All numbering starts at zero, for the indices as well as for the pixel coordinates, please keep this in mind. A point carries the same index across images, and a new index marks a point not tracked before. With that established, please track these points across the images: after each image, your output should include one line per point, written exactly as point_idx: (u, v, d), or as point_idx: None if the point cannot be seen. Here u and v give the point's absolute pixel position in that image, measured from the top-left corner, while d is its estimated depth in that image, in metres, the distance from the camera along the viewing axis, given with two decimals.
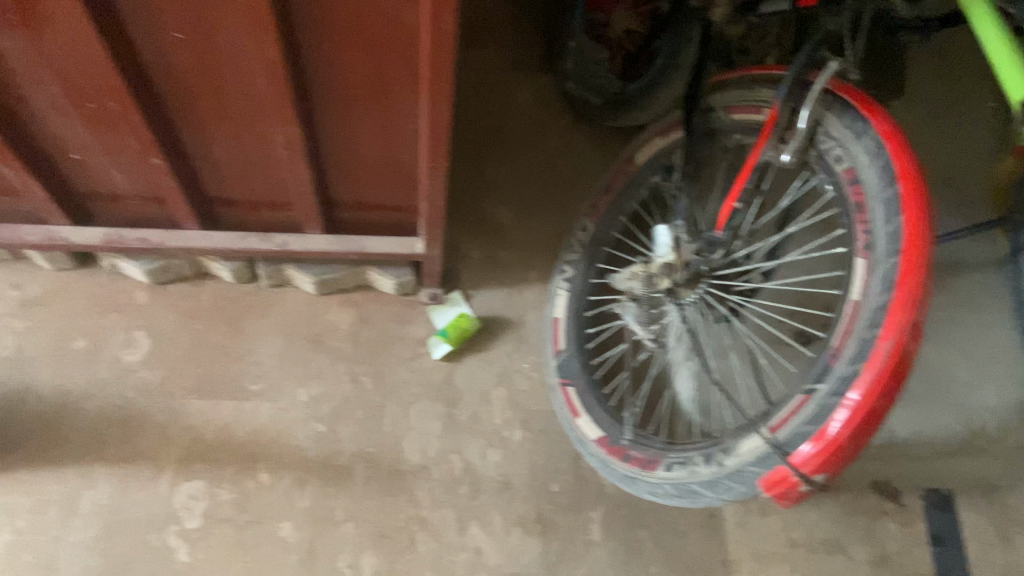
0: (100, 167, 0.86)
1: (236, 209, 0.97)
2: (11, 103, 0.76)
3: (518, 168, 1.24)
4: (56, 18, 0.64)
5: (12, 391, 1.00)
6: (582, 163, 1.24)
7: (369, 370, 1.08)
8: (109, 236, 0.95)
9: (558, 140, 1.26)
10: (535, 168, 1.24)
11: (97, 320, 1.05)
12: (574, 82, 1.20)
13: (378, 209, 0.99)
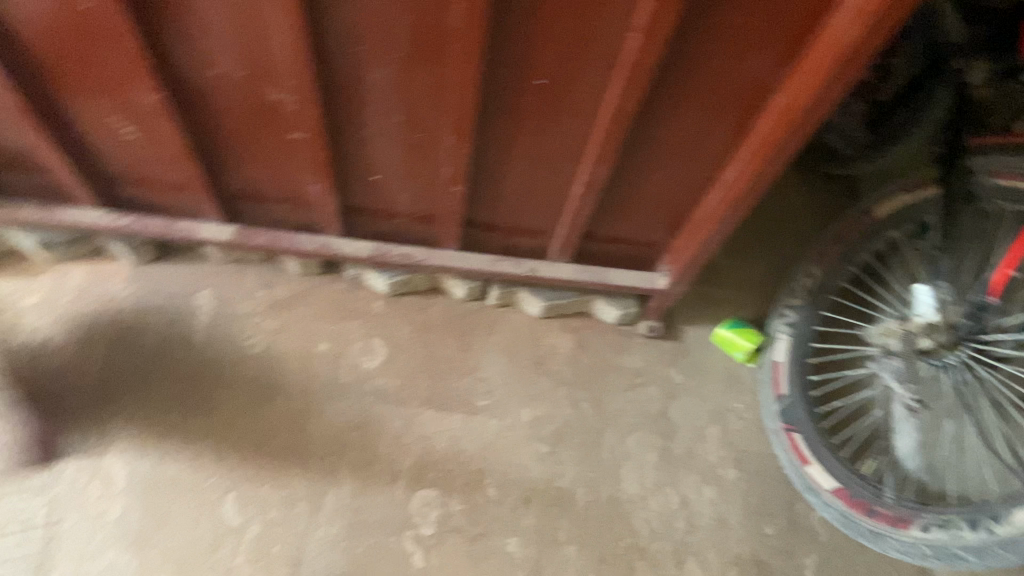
0: (394, 188, 0.91)
1: (495, 234, 1.01)
2: (348, 128, 0.80)
3: (760, 213, 1.27)
4: (442, 58, 0.68)
5: (263, 387, 1.05)
6: (819, 207, 1.28)
7: (589, 396, 1.10)
8: (374, 250, 1.01)
9: (790, 187, 1.29)
10: (772, 213, 1.27)
11: (339, 325, 1.10)
12: (833, 135, 1.22)
13: (622, 242, 1.01)
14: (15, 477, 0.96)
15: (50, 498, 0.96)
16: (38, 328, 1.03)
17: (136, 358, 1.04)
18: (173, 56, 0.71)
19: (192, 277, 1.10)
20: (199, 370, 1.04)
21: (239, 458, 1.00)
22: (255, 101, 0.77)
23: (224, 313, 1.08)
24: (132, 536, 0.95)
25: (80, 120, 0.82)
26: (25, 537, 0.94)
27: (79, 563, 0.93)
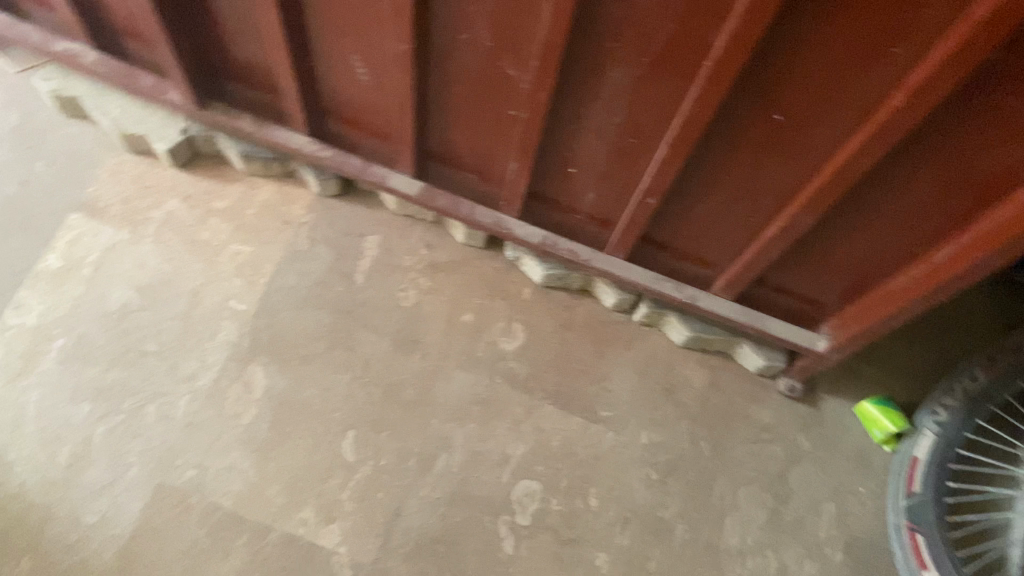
0: (586, 185, 0.92)
1: (666, 253, 1.00)
2: (566, 118, 0.82)
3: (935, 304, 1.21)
4: (689, 71, 0.69)
5: (405, 340, 1.08)
6: (1000, 315, 1.21)
7: (710, 437, 1.08)
8: (544, 239, 1.02)
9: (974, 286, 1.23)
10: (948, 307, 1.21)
11: (487, 301, 1.13)
12: None
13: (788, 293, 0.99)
14: (168, 361, 1.02)
15: (193, 388, 1.01)
16: (220, 231, 1.10)
17: (298, 281, 1.09)
18: (432, 12, 0.74)
19: (364, 220, 1.14)
20: (351, 308, 1.09)
21: (367, 400, 1.04)
22: (490, 70, 0.79)
23: (384, 262, 1.12)
24: (255, 443, 1.00)
25: (321, 49, 0.87)
26: (164, 417, 1.00)
27: (205, 454, 0.99)
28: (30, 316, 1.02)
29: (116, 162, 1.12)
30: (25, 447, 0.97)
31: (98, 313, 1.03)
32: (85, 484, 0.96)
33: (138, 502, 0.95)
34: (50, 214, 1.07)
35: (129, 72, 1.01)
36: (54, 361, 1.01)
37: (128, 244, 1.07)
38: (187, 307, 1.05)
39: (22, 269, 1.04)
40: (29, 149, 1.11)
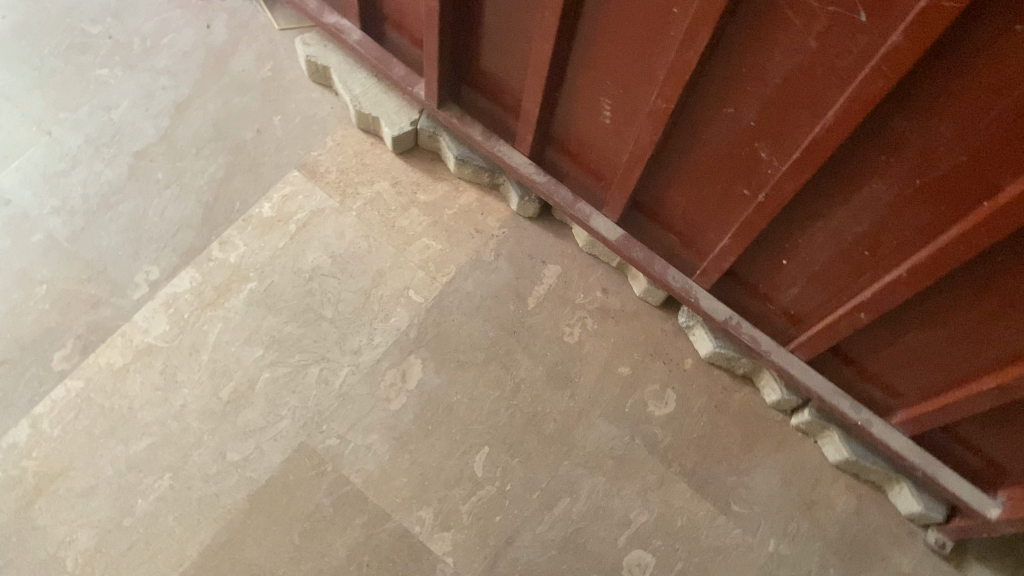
0: (793, 281, 0.90)
1: (851, 368, 0.96)
2: (803, 212, 0.80)
3: None
4: (963, 206, 0.66)
5: (558, 374, 1.09)
6: None
7: (840, 567, 1.02)
8: (729, 319, 1.00)
9: None
10: None
11: (647, 360, 1.11)
12: None
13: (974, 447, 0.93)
14: (340, 330, 1.07)
15: (356, 362, 1.06)
16: (417, 222, 1.14)
17: (474, 289, 1.11)
18: (707, 80, 0.74)
19: (550, 247, 1.15)
20: (516, 328, 1.10)
21: (509, 422, 1.05)
22: (740, 149, 0.78)
23: (558, 294, 1.13)
24: (397, 432, 1.03)
25: (575, 85, 0.89)
26: (323, 381, 1.04)
27: (349, 428, 1.02)
28: (233, 253, 1.10)
29: (342, 133, 1.18)
30: (197, 372, 1.03)
31: (291, 268, 1.10)
32: (238, 423, 1.01)
33: (279, 454, 1.00)
34: (273, 165, 1.15)
35: (385, 57, 1.07)
36: (242, 301, 1.07)
37: (333, 212, 1.13)
38: (370, 285, 1.10)
39: (237, 209, 1.12)
40: (272, 102, 1.19)
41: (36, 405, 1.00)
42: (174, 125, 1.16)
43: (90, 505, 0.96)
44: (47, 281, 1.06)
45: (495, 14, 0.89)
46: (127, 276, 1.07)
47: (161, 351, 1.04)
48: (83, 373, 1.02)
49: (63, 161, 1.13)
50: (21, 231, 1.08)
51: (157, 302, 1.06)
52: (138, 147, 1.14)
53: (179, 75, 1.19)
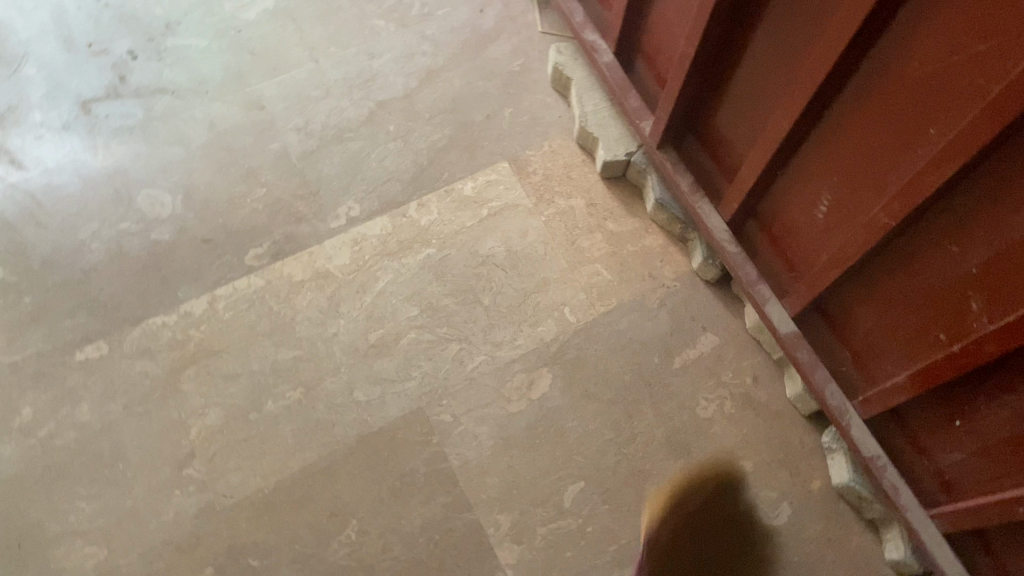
0: (960, 445, 0.81)
1: (992, 564, 0.85)
2: (996, 378, 0.72)
3: None
4: None
5: (677, 442, 1.06)
6: None
7: None
8: (876, 457, 0.92)
9: None
10: None
11: (773, 464, 1.05)
12: None
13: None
14: (491, 320, 1.11)
15: (493, 354, 1.09)
16: (597, 247, 1.16)
17: (626, 329, 1.11)
18: (939, 209, 0.69)
19: (716, 317, 1.13)
20: (652, 382, 1.09)
21: (612, 467, 1.04)
22: (949, 292, 0.72)
23: (705, 364, 1.10)
24: (505, 433, 1.05)
25: (801, 169, 0.86)
26: (458, 360, 1.09)
27: (465, 411, 1.06)
28: (424, 217, 1.17)
29: (559, 142, 1.22)
30: (356, 309, 1.11)
31: (469, 248, 1.15)
32: (373, 368, 1.08)
33: (397, 409, 1.06)
34: (489, 152, 1.21)
35: (625, 85, 1.11)
36: (417, 262, 1.14)
37: (524, 211, 1.18)
38: (532, 289, 1.13)
39: (443, 180, 1.19)
40: (510, 94, 1.25)
41: (220, 286, 1.12)
42: (419, 88, 1.25)
43: (229, 389, 1.07)
44: (267, 187, 1.18)
45: (747, 79, 0.88)
46: (331, 205, 1.17)
47: (334, 280, 1.13)
48: (266, 275, 1.13)
49: (318, 88, 1.24)
50: (264, 135, 1.21)
51: (347, 237, 1.15)
52: (383, 97, 1.24)
53: (440, 46, 1.28)
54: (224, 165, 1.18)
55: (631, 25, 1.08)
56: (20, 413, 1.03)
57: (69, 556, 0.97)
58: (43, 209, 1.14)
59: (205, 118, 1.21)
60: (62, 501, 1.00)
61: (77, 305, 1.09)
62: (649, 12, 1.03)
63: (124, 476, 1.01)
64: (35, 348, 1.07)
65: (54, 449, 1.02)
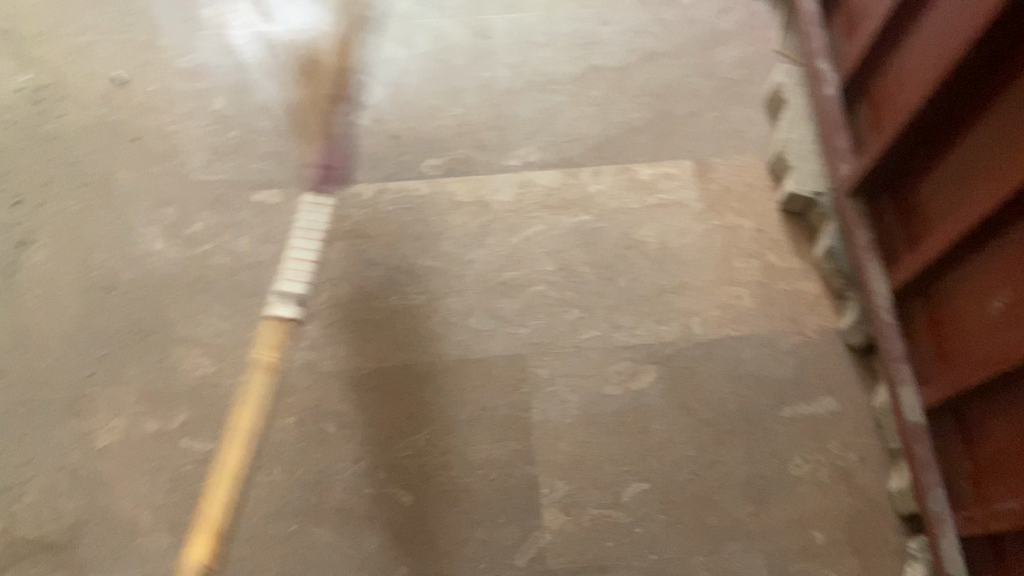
0: None
1: None
2: None
3: None
4: None
5: (755, 486, 1.02)
6: None
7: None
8: None
9: None
10: None
11: (845, 549, 1.00)
12: None
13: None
14: (618, 302, 1.12)
15: (608, 334, 1.10)
16: (749, 272, 1.13)
17: (747, 360, 1.08)
18: None
19: (844, 384, 1.07)
20: (753, 420, 1.05)
21: (680, 484, 1.02)
22: None
23: (814, 425, 1.05)
24: (592, 410, 1.07)
25: (991, 261, 0.81)
26: (574, 327, 1.11)
27: (562, 375, 1.09)
28: (594, 184, 1.18)
29: (751, 160, 1.20)
30: (500, 246, 1.16)
31: (624, 228, 1.16)
32: (494, 304, 1.13)
33: (502, 347, 1.10)
34: (679, 145, 1.21)
35: (839, 123, 1.08)
36: (571, 224, 1.16)
37: (690, 213, 1.16)
38: (669, 287, 1.12)
39: (624, 157, 1.20)
40: (720, 100, 1.24)
41: (391, 181, 1.20)
42: (636, 65, 1.26)
43: (366, 273, 1.15)
44: (464, 109, 1.23)
45: (978, 145, 0.84)
46: (514, 145, 1.21)
47: (491, 213, 1.17)
48: (434, 187, 1.19)
49: (543, 36, 1.28)
50: (479, 62, 1.26)
51: (517, 177, 1.19)
52: (599, 63, 1.26)
53: (671, 33, 1.28)
54: (435, 76, 1.25)
55: (868, 66, 1.05)
56: (192, 225, 1.16)
57: (186, 359, 1.09)
58: (275, 63, 1.26)
59: (434, 31, 1.28)
60: (198, 311, 1.11)
61: (269, 152, 1.20)
62: (892, 58, 1.00)
63: (254, 310, 1.12)
64: (223, 175, 1.18)
65: (207, 266, 1.14)
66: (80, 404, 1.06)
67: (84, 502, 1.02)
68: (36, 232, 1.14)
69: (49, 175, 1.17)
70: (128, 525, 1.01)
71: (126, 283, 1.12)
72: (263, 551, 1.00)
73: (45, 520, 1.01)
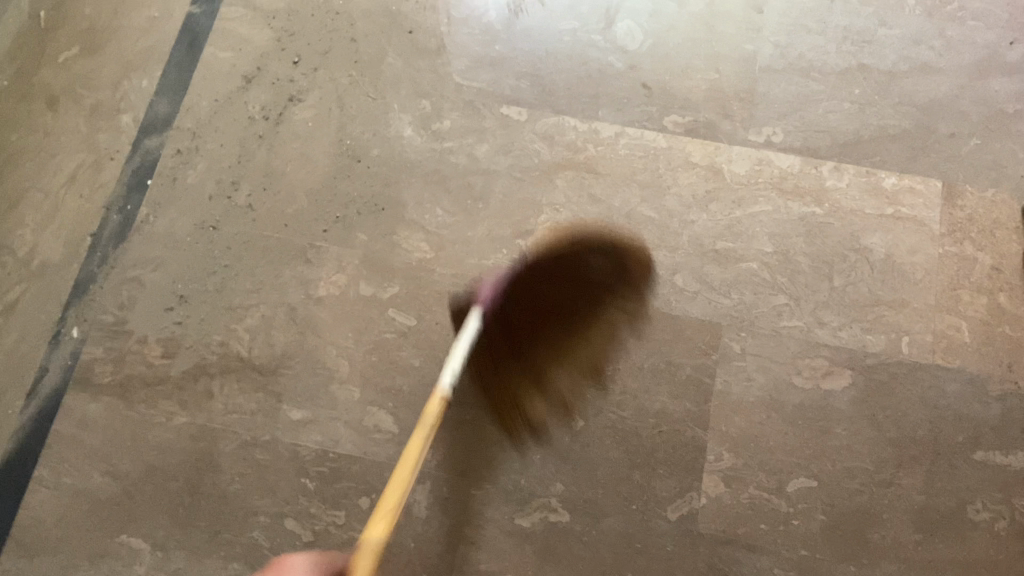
0: None
1: None
2: None
3: None
4: None
5: (926, 518, 1.01)
6: None
7: None
8: None
9: None
10: None
11: None
12: None
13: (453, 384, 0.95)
14: (829, 300, 1.11)
15: (811, 328, 1.10)
16: (973, 308, 1.10)
17: (950, 393, 1.06)
18: None
19: None
20: (941, 453, 1.04)
21: (850, 492, 1.03)
22: None
23: (1003, 476, 1.03)
24: (776, 396, 1.07)
25: None
26: (777, 311, 1.10)
27: (755, 354, 1.09)
28: (832, 180, 1.17)
29: (1004, 198, 1.15)
30: (722, 215, 1.16)
31: (853, 230, 1.14)
32: (702, 268, 1.13)
33: (700, 311, 1.11)
34: (931, 164, 1.17)
35: None
36: (799, 212, 1.15)
37: (926, 234, 1.13)
38: (885, 301, 1.10)
39: (871, 162, 1.18)
40: (987, 130, 1.19)
41: (631, 126, 1.21)
42: (906, 73, 1.22)
43: (587, 207, 1.17)
44: (720, 75, 1.24)
45: None
46: (761, 122, 1.21)
47: (722, 180, 1.18)
48: (672, 142, 1.20)
49: (817, 23, 1.26)
50: (747, 34, 1.26)
51: (756, 153, 1.19)
52: (868, 63, 1.23)
53: (952, 50, 1.23)
54: (698, 38, 1.26)
55: None
56: (442, 121, 1.23)
57: (409, 240, 1.17)
58: None
59: None
60: (430, 200, 1.19)
61: (525, 72, 1.25)
62: None
63: (478, 213, 1.18)
64: (479, 84, 1.25)
65: (446, 162, 1.21)
66: (311, 253, 1.16)
67: (295, 339, 1.12)
68: (306, 93, 1.25)
69: (328, 45, 1.27)
70: (328, 370, 1.10)
71: (373, 159, 1.21)
72: (435, 430, 1.08)
73: (257, 344, 1.11)
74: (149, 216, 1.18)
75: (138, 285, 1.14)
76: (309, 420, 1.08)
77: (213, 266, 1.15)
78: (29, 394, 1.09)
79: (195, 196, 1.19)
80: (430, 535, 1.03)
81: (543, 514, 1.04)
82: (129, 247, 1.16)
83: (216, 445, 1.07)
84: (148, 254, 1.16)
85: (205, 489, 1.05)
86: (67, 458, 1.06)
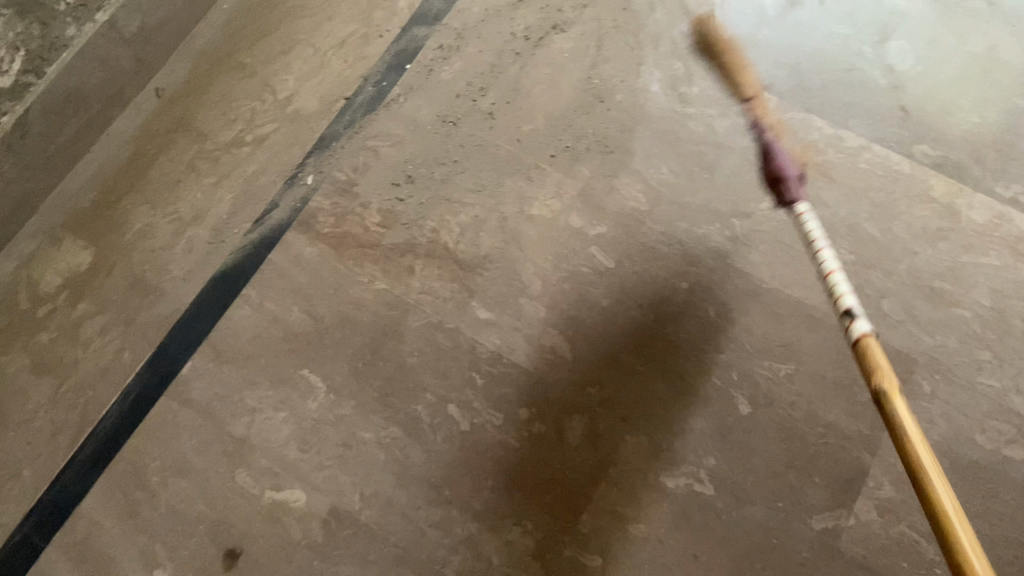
0: None
1: None
2: None
3: None
4: None
5: None
6: None
7: None
8: None
9: None
10: None
11: None
12: None
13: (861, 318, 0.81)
14: None
15: (1007, 392, 1.06)
16: None
17: None
18: None
19: None
20: None
21: (1002, 563, 1.00)
22: None
23: None
24: (952, 446, 1.05)
25: None
26: (977, 366, 1.08)
27: (942, 400, 1.06)
28: None
29: None
30: (947, 256, 1.13)
31: None
32: (912, 300, 1.11)
33: (898, 341, 1.09)
34: None
35: None
36: None
37: None
38: None
39: None
40: None
41: (877, 144, 1.19)
42: None
43: (812, 208, 1.16)
44: (983, 121, 1.20)
45: None
46: (1013, 178, 1.17)
47: (955, 222, 1.15)
48: (915, 171, 1.18)
49: None
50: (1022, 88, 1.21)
51: (998, 207, 1.15)
52: None
53: None
54: (969, 78, 1.23)
55: None
56: (691, 86, 1.24)
57: (630, 187, 1.19)
58: None
59: (993, 38, 1.24)
60: (659, 156, 1.20)
61: (785, 62, 1.24)
62: None
63: (702, 182, 1.19)
64: None
65: (684, 125, 1.22)
66: (535, 172, 1.20)
67: (500, 246, 1.17)
68: (570, 25, 1.29)
69: None
70: (522, 283, 1.15)
71: (616, 103, 1.24)
72: (608, 370, 1.10)
73: (465, 240, 1.17)
74: (400, 97, 1.25)
75: (374, 154, 1.22)
76: (493, 323, 1.13)
77: (445, 159, 1.21)
78: (257, 222, 1.19)
79: (446, 90, 1.25)
80: (577, 463, 1.07)
81: (688, 481, 1.05)
82: (375, 118, 1.24)
83: (406, 318, 1.13)
84: (390, 130, 1.23)
85: (385, 354, 1.12)
86: (276, 287, 1.15)
